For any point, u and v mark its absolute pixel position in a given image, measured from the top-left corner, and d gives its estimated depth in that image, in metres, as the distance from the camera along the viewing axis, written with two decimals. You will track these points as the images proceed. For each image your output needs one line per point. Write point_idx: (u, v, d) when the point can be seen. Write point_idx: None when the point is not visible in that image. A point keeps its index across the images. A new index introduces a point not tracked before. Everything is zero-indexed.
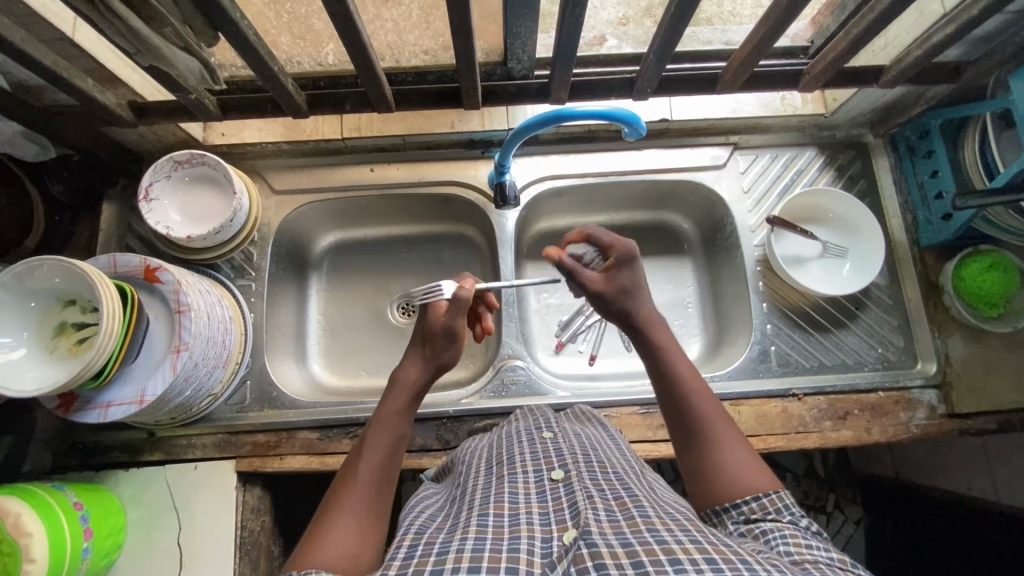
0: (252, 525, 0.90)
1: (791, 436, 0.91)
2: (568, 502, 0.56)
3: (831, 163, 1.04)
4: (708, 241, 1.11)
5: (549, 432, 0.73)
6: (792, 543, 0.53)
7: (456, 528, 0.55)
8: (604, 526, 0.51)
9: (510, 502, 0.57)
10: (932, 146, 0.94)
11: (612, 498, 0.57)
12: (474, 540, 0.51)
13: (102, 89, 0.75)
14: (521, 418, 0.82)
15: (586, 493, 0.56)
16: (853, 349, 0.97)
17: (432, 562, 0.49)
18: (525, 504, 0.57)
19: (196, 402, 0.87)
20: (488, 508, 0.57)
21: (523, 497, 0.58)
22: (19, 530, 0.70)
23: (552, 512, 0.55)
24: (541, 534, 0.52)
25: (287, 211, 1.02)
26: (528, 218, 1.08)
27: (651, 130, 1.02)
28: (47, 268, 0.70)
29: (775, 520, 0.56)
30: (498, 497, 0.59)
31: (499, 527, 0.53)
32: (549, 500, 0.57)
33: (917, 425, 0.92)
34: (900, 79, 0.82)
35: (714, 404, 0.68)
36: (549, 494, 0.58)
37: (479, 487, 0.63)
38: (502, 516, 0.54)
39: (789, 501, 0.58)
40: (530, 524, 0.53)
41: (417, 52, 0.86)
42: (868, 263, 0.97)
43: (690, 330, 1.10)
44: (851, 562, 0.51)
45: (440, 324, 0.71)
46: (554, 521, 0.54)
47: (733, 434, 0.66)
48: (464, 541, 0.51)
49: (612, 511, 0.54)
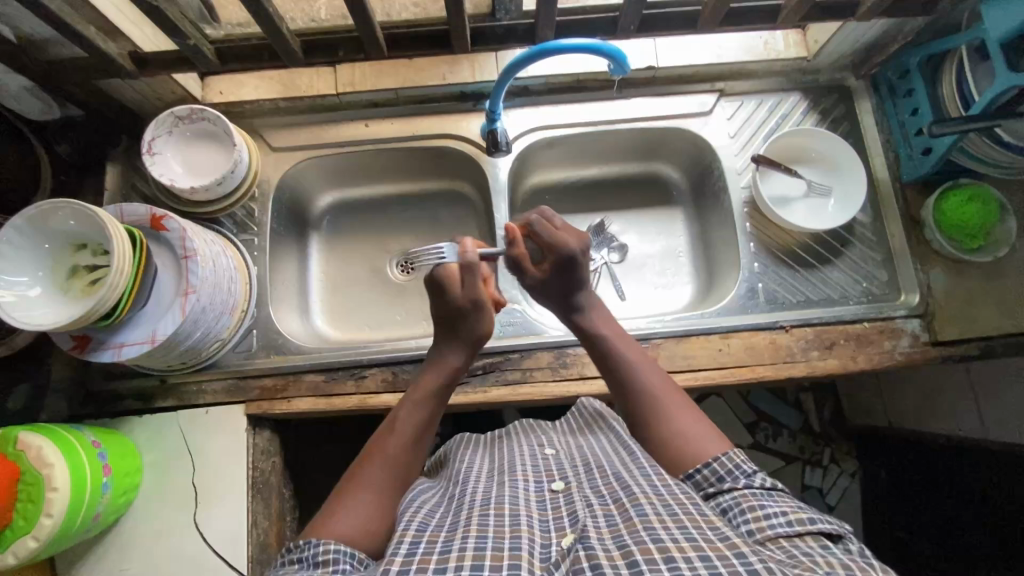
0: (262, 465, 0.94)
1: (778, 365, 0.95)
2: (568, 512, 0.59)
3: (815, 107, 1.06)
4: (698, 191, 1.14)
5: (551, 448, 0.77)
6: (751, 517, 0.57)
7: (458, 526, 0.56)
8: (603, 531, 0.54)
9: (511, 505, 0.60)
10: (912, 85, 0.97)
11: (611, 502, 0.59)
12: (475, 539, 0.52)
13: (104, 39, 0.78)
14: (516, 430, 0.88)
15: (586, 503, 0.59)
16: (839, 284, 1.00)
17: (434, 561, 0.50)
18: (524, 509, 0.59)
19: (205, 346, 0.90)
20: (486, 510, 0.58)
21: (523, 502, 0.61)
22: (41, 461, 0.74)
23: (552, 519, 0.58)
24: (540, 537, 0.55)
25: (286, 167, 1.04)
26: (520, 172, 1.11)
27: (639, 77, 1.04)
28: (64, 212, 0.74)
29: (732, 488, 0.61)
30: (499, 500, 0.60)
31: (500, 527, 0.54)
32: (549, 508, 0.60)
33: (902, 352, 0.95)
34: (876, 11, 0.84)
35: (662, 384, 0.75)
36: (548, 502, 0.62)
37: (481, 488, 0.65)
38: (503, 516, 0.56)
39: (741, 461, 0.63)
40: (531, 526, 0.56)
41: (408, 5, 0.95)
42: (852, 199, 1.00)
43: (681, 275, 1.13)
44: (806, 521, 0.55)
45: (466, 297, 0.81)
46: (554, 527, 0.56)
47: (681, 405, 0.72)
48: (467, 539, 0.53)
49: (610, 516, 0.56)
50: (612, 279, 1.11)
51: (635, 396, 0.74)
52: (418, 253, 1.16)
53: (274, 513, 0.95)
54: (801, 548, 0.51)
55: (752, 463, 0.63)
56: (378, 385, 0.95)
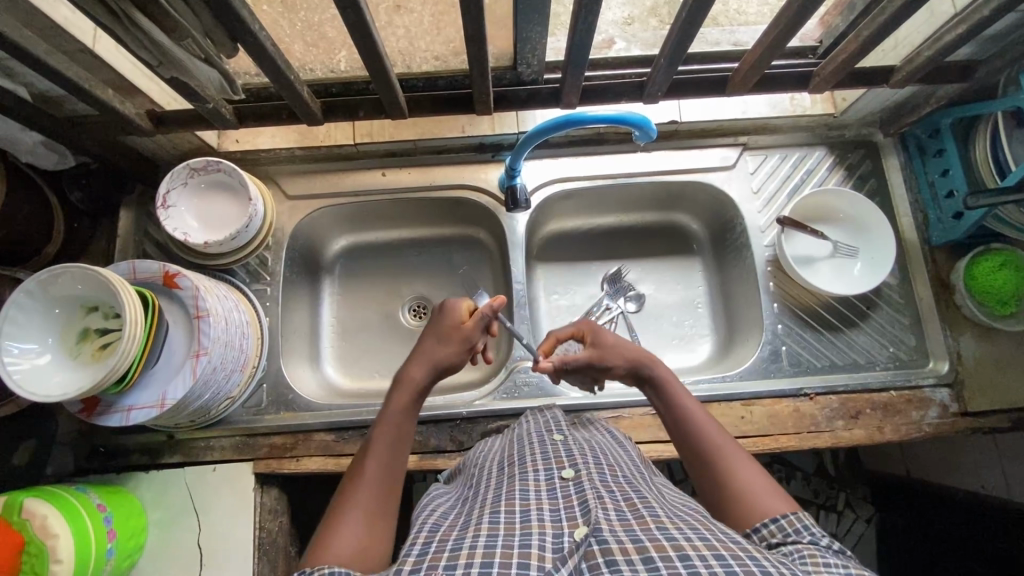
0: (269, 526, 0.92)
1: (802, 435, 0.92)
2: (579, 500, 0.54)
3: (840, 163, 1.04)
4: (718, 243, 1.11)
5: (560, 434, 0.73)
6: (808, 560, 0.50)
7: (469, 524, 0.54)
8: (615, 523, 0.50)
9: (522, 500, 0.56)
10: (942, 145, 0.94)
11: (621, 499, 0.55)
12: (486, 537, 0.50)
13: (122, 99, 0.77)
14: (529, 426, 0.78)
15: (597, 493, 0.55)
16: (864, 349, 0.97)
17: (445, 558, 0.48)
18: (536, 501, 0.55)
19: (214, 405, 0.88)
20: (500, 505, 0.56)
21: (534, 494, 0.57)
22: (46, 532, 0.72)
23: (563, 509, 0.54)
24: (551, 528, 0.51)
25: (300, 216, 1.03)
26: (538, 220, 1.09)
27: (660, 132, 1.03)
28: (70, 276, 0.72)
29: (796, 542, 0.54)
30: (510, 494, 0.58)
31: (510, 523, 0.51)
32: (560, 497, 0.56)
33: (930, 424, 0.92)
34: (911, 79, 0.83)
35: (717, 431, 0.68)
36: (560, 491, 0.57)
37: (494, 486, 0.62)
38: (514, 513, 0.53)
39: (808, 522, 0.56)
40: (541, 520, 0.52)
41: (429, 58, 0.87)
42: (879, 262, 0.97)
43: (700, 329, 1.09)
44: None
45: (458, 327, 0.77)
46: (565, 517, 0.52)
47: (743, 457, 0.65)
48: (477, 538, 0.50)
49: (622, 511, 0.52)
50: (629, 331, 1.08)
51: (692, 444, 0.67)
52: (431, 299, 1.14)
53: (280, 572, 0.93)
54: None
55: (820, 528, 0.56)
56: None
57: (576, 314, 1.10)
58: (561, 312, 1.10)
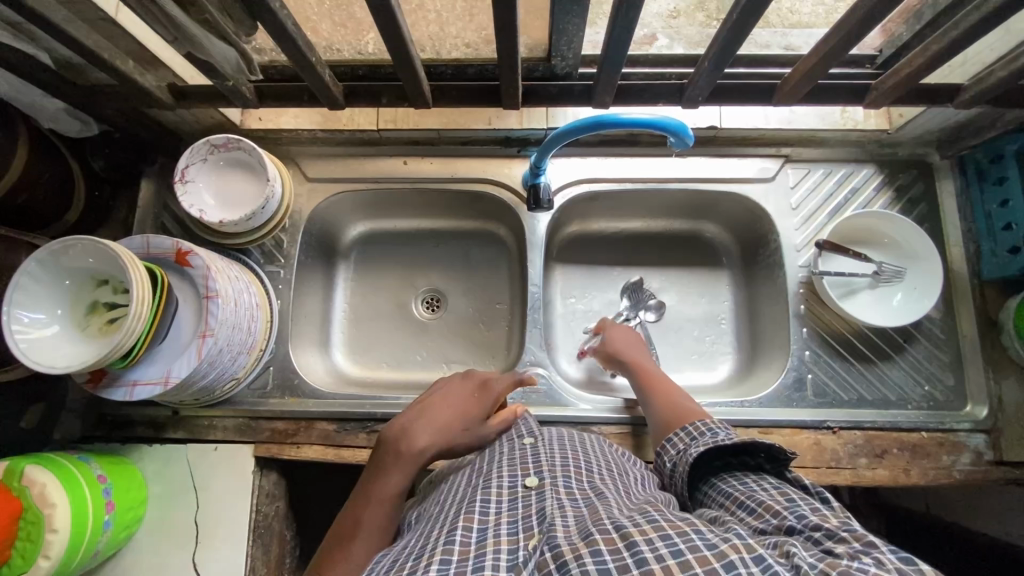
0: (266, 509, 0.92)
1: (821, 470, 0.86)
2: (537, 511, 0.50)
3: (890, 183, 0.97)
4: (749, 258, 1.05)
5: (531, 439, 0.66)
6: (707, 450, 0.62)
7: (425, 551, 0.46)
8: (569, 530, 0.46)
9: (480, 514, 0.50)
10: (1004, 172, 0.87)
11: (583, 507, 0.51)
12: (436, 566, 0.43)
13: (142, 71, 0.75)
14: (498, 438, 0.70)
15: (557, 503, 0.51)
16: (897, 384, 0.91)
17: None
18: (495, 515, 0.50)
19: (219, 385, 0.88)
20: (457, 523, 0.49)
21: (494, 505, 0.51)
22: (44, 500, 0.72)
23: (520, 520, 0.49)
24: (506, 544, 0.46)
25: (319, 200, 1.01)
26: (560, 220, 1.05)
27: (698, 137, 0.97)
28: (82, 248, 0.71)
29: (697, 438, 0.66)
30: (470, 507, 0.51)
31: (465, 546, 0.46)
32: (518, 508, 0.51)
33: (961, 471, 0.87)
34: (981, 100, 0.76)
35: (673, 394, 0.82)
36: (519, 501, 0.52)
37: (455, 502, 0.55)
38: (470, 531, 0.47)
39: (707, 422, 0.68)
40: (497, 536, 0.47)
41: (459, 44, 0.82)
42: (922, 294, 0.91)
43: (722, 348, 1.04)
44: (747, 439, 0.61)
45: None
46: (521, 529, 0.48)
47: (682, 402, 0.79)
48: (426, 572, 0.43)
49: (579, 518, 0.48)
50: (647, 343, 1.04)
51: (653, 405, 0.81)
52: (445, 292, 1.11)
53: (273, 557, 0.93)
54: (783, 505, 0.52)
55: (721, 424, 0.67)
56: None
57: (591, 321, 1.06)
58: (577, 317, 1.06)
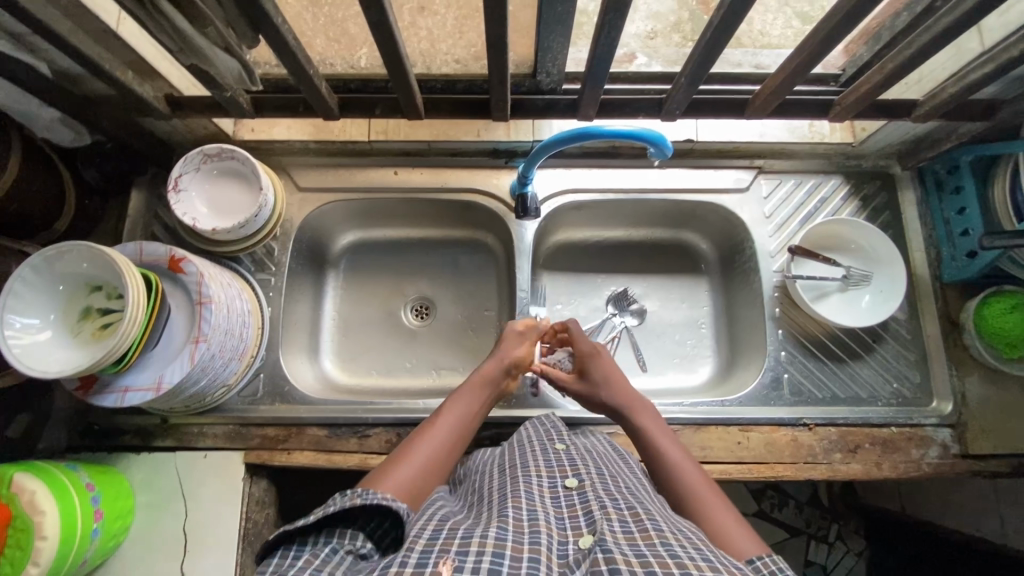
0: (256, 516, 0.92)
1: (799, 465, 0.90)
2: (584, 510, 0.55)
3: (855, 193, 1.03)
4: (727, 265, 1.10)
5: (562, 443, 0.71)
6: None
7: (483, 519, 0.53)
8: (619, 536, 0.49)
9: (526, 499, 0.56)
10: (960, 182, 0.93)
11: (624, 508, 0.55)
12: (495, 529, 0.49)
13: (140, 82, 0.77)
14: (528, 431, 0.75)
15: (601, 503, 0.55)
16: (868, 382, 0.96)
17: (456, 545, 0.48)
18: (539, 504, 0.55)
19: (210, 392, 0.88)
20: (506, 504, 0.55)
21: (537, 497, 0.57)
22: (33, 508, 0.71)
23: (568, 518, 0.54)
24: (557, 534, 0.51)
25: (310, 209, 1.03)
26: (546, 228, 1.08)
27: (676, 149, 1.02)
28: (77, 254, 0.72)
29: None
30: (514, 493, 0.57)
31: (516, 520, 0.51)
32: (564, 507, 0.56)
33: (930, 463, 0.91)
34: (934, 114, 0.82)
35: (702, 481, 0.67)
36: (563, 500, 0.57)
37: (495, 488, 0.61)
38: (518, 510, 0.53)
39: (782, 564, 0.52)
40: (547, 523, 0.52)
41: (449, 60, 0.86)
42: (887, 296, 0.96)
43: (702, 351, 1.08)
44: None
45: None
46: (570, 526, 0.53)
47: (721, 503, 0.64)
48: (486, 529, 0.50)
49: (625, 522, 0.52)
50: (631, 347, 1.07)
51: (679, 494, 0.66)
52: (434, 299, 1.13)
53: None
54: None
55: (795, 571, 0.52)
56: (380, 445, 0.92)
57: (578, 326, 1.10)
58: (563, 322, 1.09)
